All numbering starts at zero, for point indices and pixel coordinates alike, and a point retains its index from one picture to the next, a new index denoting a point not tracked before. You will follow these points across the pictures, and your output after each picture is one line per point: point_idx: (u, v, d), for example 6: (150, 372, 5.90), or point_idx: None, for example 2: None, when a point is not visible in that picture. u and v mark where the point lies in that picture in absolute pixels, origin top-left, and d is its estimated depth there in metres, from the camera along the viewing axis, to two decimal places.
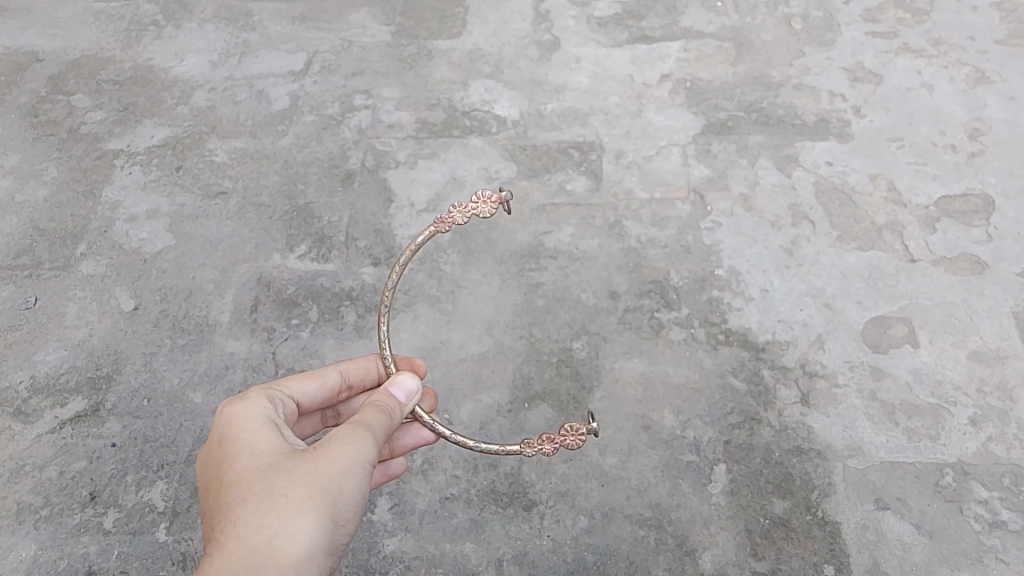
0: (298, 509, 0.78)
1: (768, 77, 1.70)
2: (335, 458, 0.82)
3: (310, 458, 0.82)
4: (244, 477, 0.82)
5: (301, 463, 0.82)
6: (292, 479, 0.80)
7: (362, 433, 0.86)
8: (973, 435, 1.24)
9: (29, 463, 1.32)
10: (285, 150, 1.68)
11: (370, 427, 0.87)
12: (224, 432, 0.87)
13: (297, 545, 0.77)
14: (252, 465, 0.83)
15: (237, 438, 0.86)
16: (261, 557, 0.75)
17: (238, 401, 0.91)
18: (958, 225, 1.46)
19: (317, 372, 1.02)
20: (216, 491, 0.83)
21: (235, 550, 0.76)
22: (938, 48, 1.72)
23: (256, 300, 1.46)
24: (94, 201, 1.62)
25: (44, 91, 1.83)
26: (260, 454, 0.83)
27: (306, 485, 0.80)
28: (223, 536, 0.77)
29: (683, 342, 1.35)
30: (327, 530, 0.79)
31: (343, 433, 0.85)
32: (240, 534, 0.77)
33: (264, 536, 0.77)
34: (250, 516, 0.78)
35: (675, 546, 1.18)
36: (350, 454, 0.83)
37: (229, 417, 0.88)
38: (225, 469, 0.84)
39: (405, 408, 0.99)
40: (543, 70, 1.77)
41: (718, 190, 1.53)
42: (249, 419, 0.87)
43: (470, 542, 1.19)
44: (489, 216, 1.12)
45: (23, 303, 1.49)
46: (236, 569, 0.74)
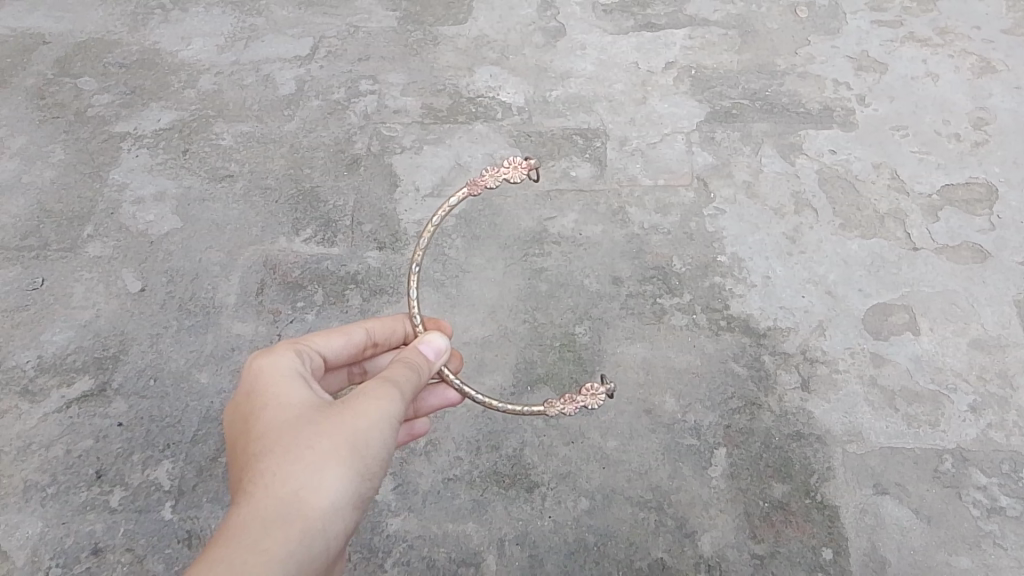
0: (325, 462, 0.79)
1: (773, 66, 1.70)
2: (363, 413, 0.82)
3: (338, 411, 0.83)
4: (272, 428, 0.82)
5: (329, 417, 0.82)
6: (320, 432, 0.81)
7: (390, 389, 0.86)
8: (972, 422, 1.25)
9: (35, 441, 1.33)
10: (291, 134, 1.69)
11: (398, 385, 0.88)
12: (252, 383, 0.88)
13: (323, 498, 0.78)
14: (280, 416, 0.83)
15: (265, 389, 0.86)
16: (288, 507, 0.76)
17: (267, 353, 0.91)
18: (961, 214, 1.46)
19: (344, 328, 1.01)
20: (242, 440, 0.84)
21: (262, 499, 0.77)
22: (943, 37, 1.72)
23: (262, 283, 1.47)
24: (101, 183, 1.63)
25: (51, 74, 1.84)
26: (288, 406, 0.84)
27: (334, 439, 0.80)
28: (250, 484, 0.78)
29: (685, 327, 1.36)
30: (352, 484, 0.80)
31: (371, 388, 0.85)
32: (268, 483, 0.78)
33: (292, 487, 0.77)
34: (278, 467, 0.79)
35: (675, 528, 1.19)
36: (378, 409, 0.83)
37: (258, 368, 0.89)
38: (253, 419, 0.85)
39: (434, 366, 0.99)
40: (548, 57, 1.77)
41: (722, 178, 1.54)
42: (278, 372, 0.88)
43: (472, 523, 1.21)
44: (520, 182, 1.11)
45: (30, 283, 1.50)
46: (264, 517, 0.75)
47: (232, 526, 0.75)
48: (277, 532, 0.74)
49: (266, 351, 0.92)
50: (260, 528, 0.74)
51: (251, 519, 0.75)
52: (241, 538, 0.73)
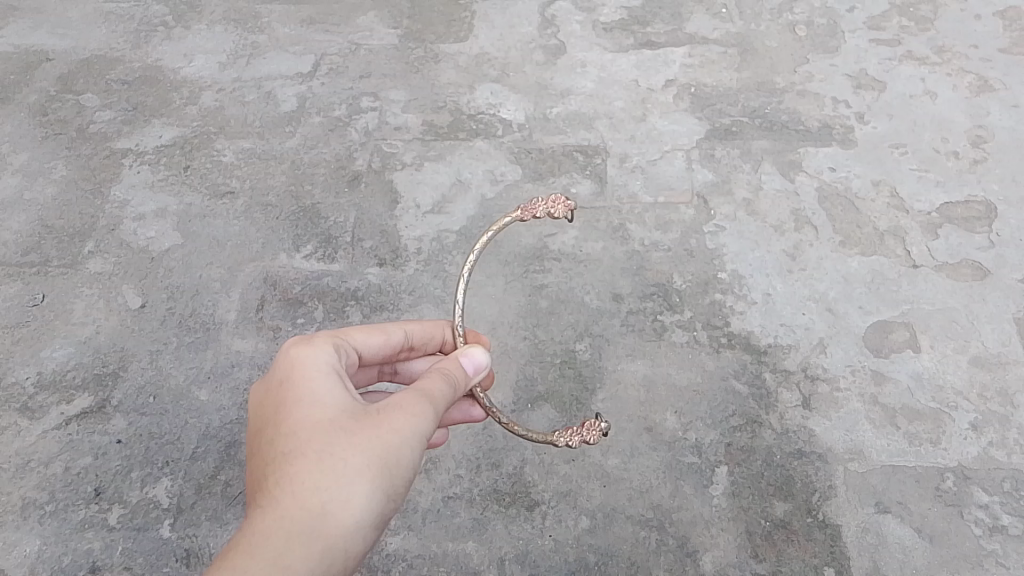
0: (355, 478, 0.79)
1: (772, 83, 1.71)
2: (397, 428, 0.81)
3: (374, 421, 0.82)
4: (305, 430, 0.82)
5: (364, 426, 0.81)
6: (352, 443, 0.80)
7: (427, 404, 0.84)
8: (974, 440, 1.25)
9: (34, 458, 1.32)
10: (292, 151, 1.69)
11: (435, 399, 0.86)
12: (288, 375, 0.87)
13: (350, 515, 0.78)
14: (314, 418, 0.82)
15: (300, 386, 0.85)
16: (313, 521, 0.76)
17: (307, 344, 0.90)
18: (960, 231, 1.47)
19: (383, 327, 1.00)
20: (272, 434, 0.84)
21: (289, 508, 0.77)
22: (941, 55, 1.73)
23: (262, 299, 1.47)
24: (102, 200, 1.63)
25: (54, 91, 1.84)
26: (323, 409, 0.83)
27: (366, 453, 0.80)
28: (277, 487, 0.78)
29: (686, 345, 1.36)
30: (378, 501, 0.80)
31: (408, 399, 0.84)
32: (295, 491, 0.78)
33: (320, 500, 0.77)
34: (308, 475, 0.78)
35: (676, 547, 1.18)
36: (413, 425, 0.82)
37: (295, 360, 0.87)
38: (285, 415, 0.84)
39: (471, 380, 0.96)
40: (548, 75, 1.78)
41: (722, 195, 1.54)
42: (315, 368, 0.86)
43: (472, 541, 1.20)
44: (561, 218, 1.13)
45: (30, 300, 1.50)
46: (288, 530, 0.76)
47: (256, 534, 0.75)
48: (300, 548, 0.75)
49: (305, 341, 0.91)
50: (283, 541, 0.75)
51: (275, 530, 0.75)
52: (264, 550, 0.74)
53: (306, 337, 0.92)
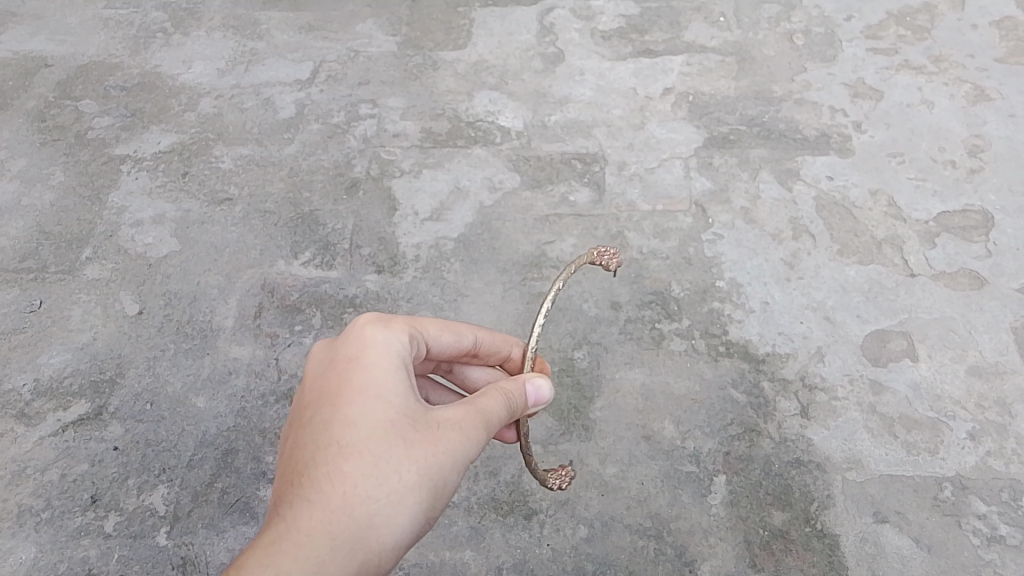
0: (404, 495, 0.78)
1: (770, 92, 1.72)
2: (451, 452, 0.81)
3: (433, 437, 0.81)
4: (364, 425, 0.80)
5: (423, 440, 0.80)
6: (408, 456, 0.79)
7: (482, 430, 0.84)
8: (972, 449, 1.25)
9: (30, 465, 1.32)
10: (291, 157, 1.69)
11: (491, 424, 0.85)
12: (357, 358, 0.85)
13: (392, 532, 0.78)
14: (374, 414, 0.81)
15: (367, 374, 0.83)
16: (358, 531, 0.76)
17: (382, 330, 0.87)
18: (957, 240, 1.47)
19: (456, 325, 0.98)
20: (327, 417, 0.82)
21: (336, 510, 0.76)
22: (938, 65, 1.74)
23: (260, 306, 1.47)
24: (100, 206, 1.63)
25: (52, 97, 1.84)
26: (386, 407, 0.81)
27: (419, 471, 0.79)
28: (327, 483, 0.78)
29: (684, 353, 1.36)
30: (417, 521, 0.80)
31: (467, 421, 0.83)
32: (344, 493, 0.77)
33: (369, 509, 0.77)
34: (360, 479, 0.78)
35: (674, 556, 1.18)
36: (464, 451, 0.82)
37: (368, 345, 0.86)
38: (343, 401, 0.82)
39: (529, 409, 0.94)
40: (546, 82, 1.79)
41: (719, 203, 1.55)
42: (385, 359, 0.85)
43: (470, 550, 1.20)
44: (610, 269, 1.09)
45: (28, 306, 1.50)
46: (332, 535, 0.75)
47: (300, 530, 0.75)
48: (341, 557, 0.75)
49: (382, 325, 0.88)
50: (324, 546, 0.74)
51: (319, 530, 0.75)
52: (305, 550, 0.74)
53: (384, 320, 0.89)
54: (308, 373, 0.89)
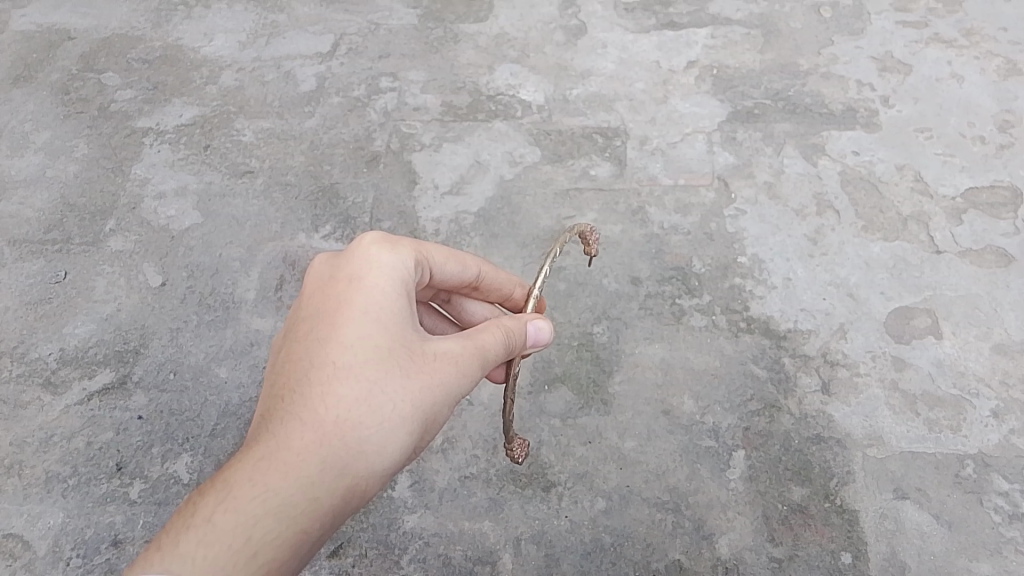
0: (396, 424, 0.80)
1: (796, 66, 1.69)
2: (445, 385, 0.83)
3: (429, 370, 0.82)
4: (363, 350, 0.81)
5: (418, 370, 0.82)
6: (404, 387, 0.81)
7: (477, 366, 0.86)
8: (995, 428, 1.23)
9: (57, 433, 1.34)
10: (311, 131, 1.69)
11: (486, 361, 0.87)
12: (360, 280, 0.86)
13: (381, 458, 0.80)
14: (374, 339, 0.82)
15: (369, 299, 0.84)
16: (346, 454, 0.78)
17: (388, 253, 0.88)
18: (984, 217, 1.45)
19: (462, 256, 0.99)
20: (325, 337, 0.83)
21: (330, 433, 0.78)
22: (969, 38, 1.70)
23: (281, 278, 1.48)
24: (124, 178, 1.64)
25: (75, 70, 1.85)
26: (385, 333, 0.83)
27: (413, 402, 0.81)
28: (321, 406, 0.79)
29: (705, 329, 1.35)
30: (405, 450, 0.82)
31: (463, 357, 0.85)
32: (338, 416, 0.79)
33: (360, 434, 0.79)
34: (353, 404, 0.79)
35: (692, 530, 1.18)
36: (458, 386, 0.84)
37: (373, 266, 0.87)
38: (341, 321, 0.83)
39: (527, 348, 0.95)
40: (568, 55, 1.77)
41: (742, 178, 1.53)
42: (388, 283, 0.86)
43: (488, 521, 1.21)
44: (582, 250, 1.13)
45: (53, 276, 1.52)
46: (324, 458, 0.77)
47: (294, 450, 0.77)
48: (330, 480, 0.77)
49: (388, 247, 0.89)
50: (316, 468, 0.76)
51: (309, 450, 0.77)
52: (297, 471, 0.76)
53: (390, 242, 0.89)
54: (308, 286, 0.90)
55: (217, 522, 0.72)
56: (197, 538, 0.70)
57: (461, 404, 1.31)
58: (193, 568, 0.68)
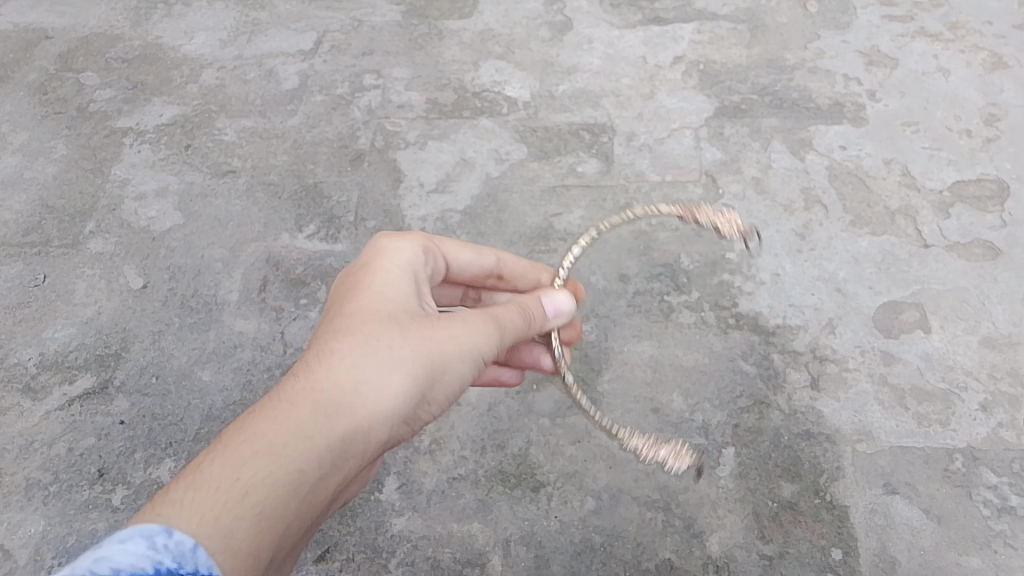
0: (396, 370, 0.81)
1: (783, 60, 1.68)
2: (447, 338, 0.84)
3: (426, 325, 0.84)
4: (363, 313, 0.84)
5: (417, 327, 0.83)
6: (402, 339, 0.82)
7: (483, 324, 0.87)
8: (983, 421, 1.23)
9: (37, 439, 1.32)
10: (294, 130, 1.67)
11: (495, 321, 0.89)
12: (367, 263, 0.91)
13: (387, 405, 0.80)
14: (374, 304, 0.85)
15: (373, 275, 0.89)
16: (350, 398, 0.79)
17: (398, 242, 0.94)
18: (972, 210, 1.44)
19: (478, 247, 1.07)
20: (333, 312, 0.87)
21: (328, 380, 0.79)
22: (954, 32, 1.70)
23: (265, 279, 1.46)
24: (103, 179, 1.62)
25: (53, 69, 1.82)
26: (386, 299, 0.86)
27: (412, 349, 0.82)
28: (321, 359, 0.81)
29: (693, 326, 1.34)
30: (410, 399, 0.82)
31: (466, 318, 0.86)
32: (337, 365, 0.80)
33: (356, 379, 0.79)
34: (351, 354, 0.80)
35: (683, 529, 1.17)
36: (463, 342, 0.85)
37: (379, 252, 0.92)
38: (357, 289, 0.87)
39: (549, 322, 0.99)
40: (553, 51, 1.76)
41: (730, 173, 1.52)
42: (394, 263, 0.91)
43: (477, 523, 1.19)
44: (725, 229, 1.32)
45: (31, 280, 1.49)
46: (322, 401, 0.77)
47: (291, 398, 0.77)
48: (324, 422, 0.77)
49: (399, 238, 0.95)
50: (313, 411, 0.77)
51: (307, 395, 0.78)
52: (292, 414, 0.76)
53: (402, 235, 0.95)
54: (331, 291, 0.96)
55: (209, 467, 0.71)
56: (189, 483, 0.70)
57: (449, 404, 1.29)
58: (181, 506, 0.67)
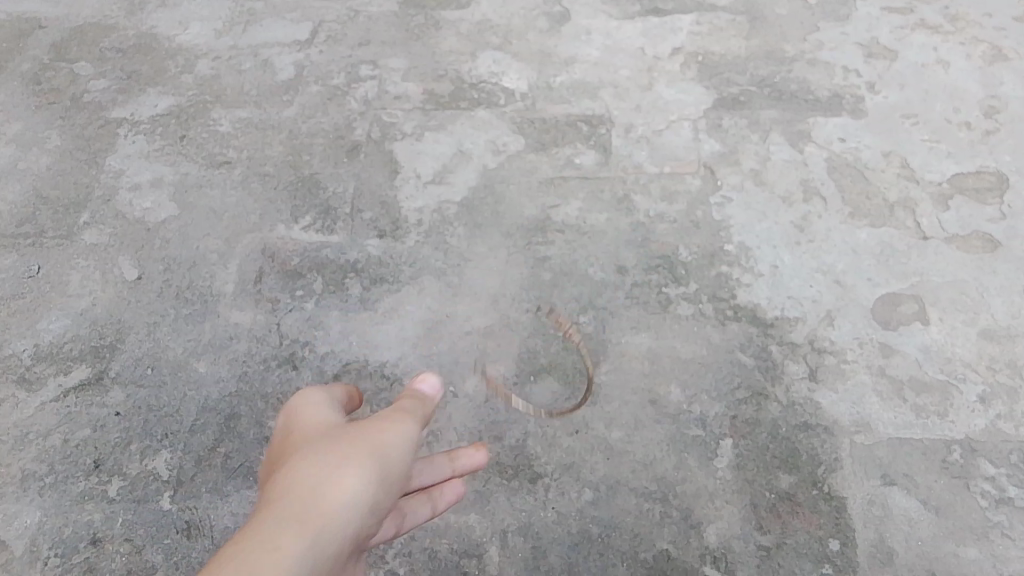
0: (341, 462, 0.77)
1: (781, 52, 1.68)
2: (375, 430, 0.83)
3: (354, 431, 0.83)
4: (290, 452, 0.82)
5: (347, 435, 0.82)
6: (333, 445, 0.80)
7: (399, 416, 0.88)
8: (982, 412, 1.23)
9: (33, 431, 1.31)
10: (290, 120, 1.66)
11: (405, 412, 0.90)
12: (280, 432, 0.90)
13: (345, 486, 0.75)
14: (298, 444, 0.83)
15: (287, 432, 0.88)
16: (306, 497, 0.73)
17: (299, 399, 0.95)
18: (971, 202, 1.44)
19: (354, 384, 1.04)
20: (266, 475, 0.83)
21: (281, 492, 0.74)
22: (953, 24, 1.70)
23: (261, 270, 1.45)
24: (98, 169, 1.60)
25: (47, 59, 1.81)
26: (305, 437, 0.85)
27: (347, 447, 0.80)
28: (267, 493, 0.76)
29: (691, 317, 1.34)
30: (370, 484, 0.77)
31: (383, 417, 0.87)
32: (283, 482, 0.75)
33: (306, 480, 0.75)
34: (296, 470, 0.76)
35: (680, 519, 1.17)
36: (393, 431, 0.84)
37: (285, 418, 0.92)
38: (280, 449, 0.86)
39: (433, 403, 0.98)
40: (551, 42, 1.75)
41: (729, 165, 1.52)
42: (302, 414, 0.91)
43: (474, 514, 1.19)
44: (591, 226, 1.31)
45: (26, 271, 1.48)
46: (283, 507, 0.71)
47: (250, 521, 0.70)
48: (294, 518, 0.69)
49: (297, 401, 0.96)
50: (275, 516, 0.70)
51: (269, 511, 0.71)
52: (257, 524, 0.69)
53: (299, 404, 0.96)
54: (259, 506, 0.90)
55: None
56: None
57: (447, 395, 1.29)
58: None
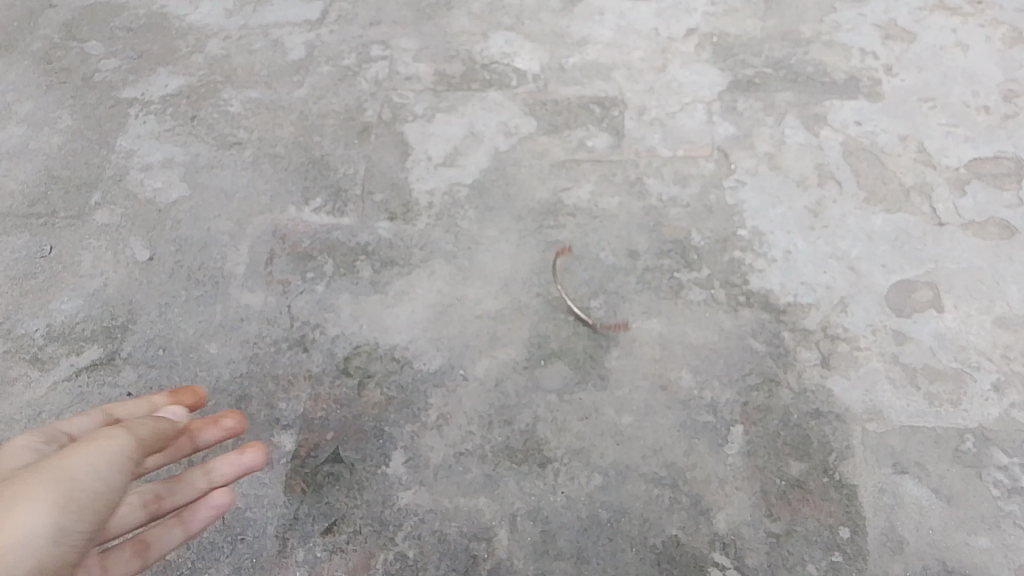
0: (14, 496, 0.74)
1: (798, 34, 1.65)
2: (72, 454, 0.79)
3: (46, 461, 0.79)
4: None
5: (38, 464, 0.78)
6: (26, 476, 0.76)
7: (109, 434, 0.84)
8: (995, 401, 1.22)
9: (45, 410, 1.31)
10: (301, 101, 1.65)
11: (122, 431, 0.86)
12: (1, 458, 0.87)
13: (17, 520, 0.72)
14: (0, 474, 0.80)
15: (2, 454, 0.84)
16: None
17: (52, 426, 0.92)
18: (988, 188, 1.42)
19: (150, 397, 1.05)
20: None
21: None
22: (974, 6, 1.67)
23: (272, 252, 1.45)
24: (109, 150, 1.60)
25: (58, 39, 1.80)
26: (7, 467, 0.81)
27: (32, 478, 0.76)
28: None
29: (703, 303, 1.33)
30: (53, 517, 0.74)
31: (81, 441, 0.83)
32: None
33: None
34: None
35: (690, 505, 1.16)
36: (94, 454, 0.80)
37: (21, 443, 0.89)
38: None
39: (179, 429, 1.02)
40: (564, 23, 1.73)
41: (743, 149, 1.50)
42: (20, 440, 0.87)
43: (484, 497, 1.19)
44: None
45: (38, 251, 1.48)
46: None
47: None
48: None
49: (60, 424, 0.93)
50: None
51: None
52: None
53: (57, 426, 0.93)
54: None
55: None
56: None
57: (457, 379, 1.29)
58: None
